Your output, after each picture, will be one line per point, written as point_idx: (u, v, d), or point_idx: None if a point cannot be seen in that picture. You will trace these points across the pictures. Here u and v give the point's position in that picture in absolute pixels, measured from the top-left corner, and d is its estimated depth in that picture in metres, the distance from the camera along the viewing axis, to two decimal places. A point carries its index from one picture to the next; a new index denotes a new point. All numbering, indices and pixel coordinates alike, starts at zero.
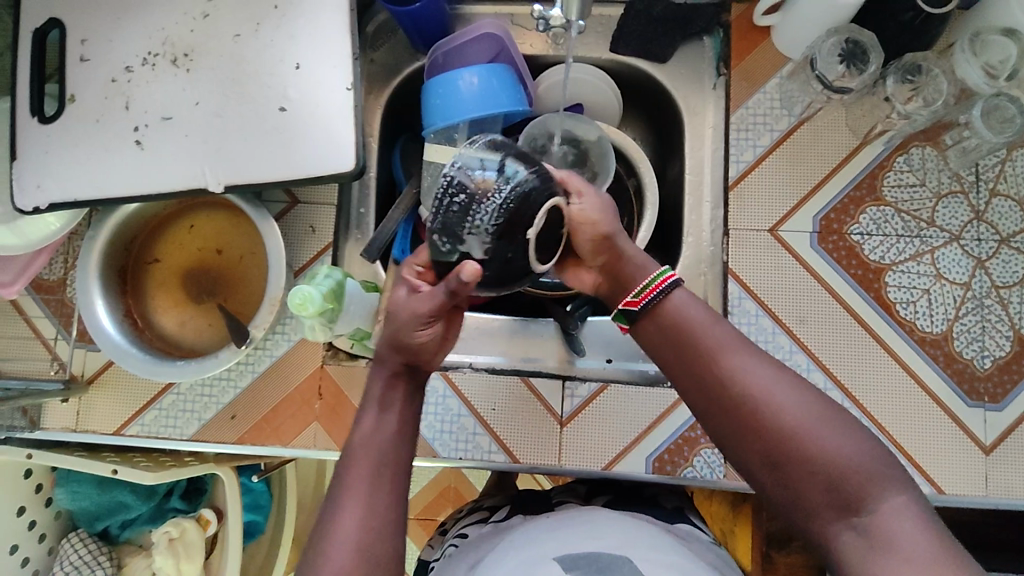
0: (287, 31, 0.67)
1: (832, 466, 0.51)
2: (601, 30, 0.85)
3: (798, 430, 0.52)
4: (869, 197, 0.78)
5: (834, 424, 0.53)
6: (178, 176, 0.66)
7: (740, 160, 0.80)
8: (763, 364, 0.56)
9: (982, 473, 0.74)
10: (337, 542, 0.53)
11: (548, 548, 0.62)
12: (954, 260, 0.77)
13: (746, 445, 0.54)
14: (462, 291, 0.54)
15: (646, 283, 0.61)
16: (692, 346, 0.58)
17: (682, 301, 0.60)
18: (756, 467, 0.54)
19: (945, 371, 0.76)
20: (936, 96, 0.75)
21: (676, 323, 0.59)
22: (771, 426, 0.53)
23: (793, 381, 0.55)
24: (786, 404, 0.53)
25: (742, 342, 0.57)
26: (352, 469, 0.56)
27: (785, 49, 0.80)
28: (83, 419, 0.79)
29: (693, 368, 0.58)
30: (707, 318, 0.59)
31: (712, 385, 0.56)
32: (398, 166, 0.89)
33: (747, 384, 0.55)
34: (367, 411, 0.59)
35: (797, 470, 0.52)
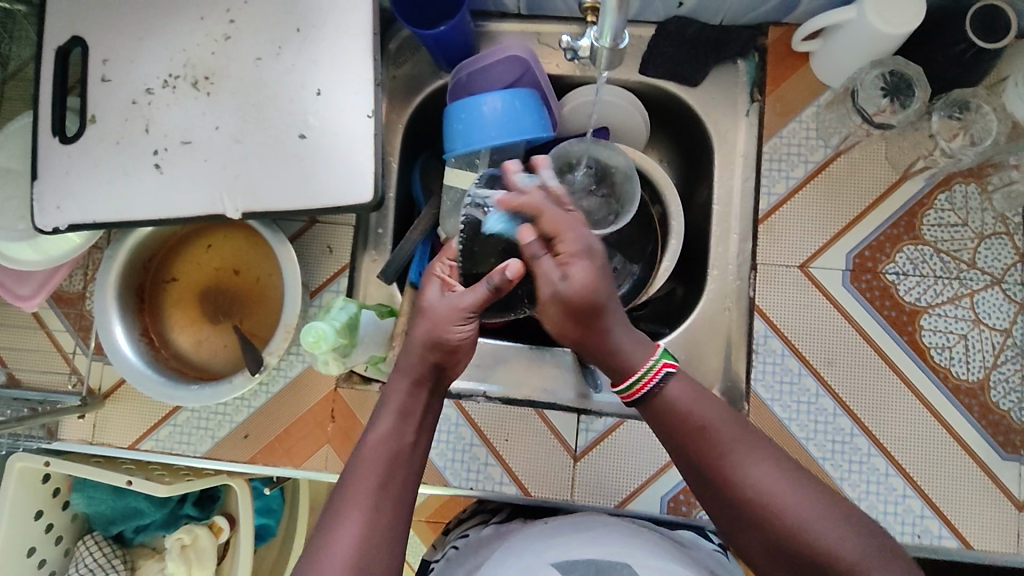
0: (308, 55, 0.66)
1: (838, 564, 0.49)
2: (631, 51, 0.82)
3: (802, 526, 0.50)
4: (907, 235, 0.75)
5: (836, 514, 0.50)
6: (197, 200, 0.66)
7: (771, 192, 0.77)
8: (765, 456, 0.53)
9: (1014, 530, 0.71)
10: (333, 554, 0.51)
11: (547, 556, 0.61)
12: (994, 305, 0.73)
13: (745, 540, 0.52)
14: (506, 287, 0.58)
15: (640, 374, 0.55)
16: (693, 439, 0.54)
17: (679, 385, 0.55)
18: (759, 560, 0.52)
19: (980, 422, 0.72)
20: (985, 135, 0.72)
21: (679, 414, 0.55)
22: (773, 521, 0.50)
23: (797, 473, 0.52)
24: (789, 501, 0.51)
25: (741, 431, 0.54)
26: (357, 479, 0.54)
27: (825, 77, 0.76)
28: (99, 433, 0.80)
29: (694, 464, 0.54)
30: (709, 405, 0.55)
31: (712, 480, 0.53)
32: (418, 185, 0.88)
33: (749, 479, 0.52)
34: (381, 415, 0.58)
35: (802, 564, 0.50)
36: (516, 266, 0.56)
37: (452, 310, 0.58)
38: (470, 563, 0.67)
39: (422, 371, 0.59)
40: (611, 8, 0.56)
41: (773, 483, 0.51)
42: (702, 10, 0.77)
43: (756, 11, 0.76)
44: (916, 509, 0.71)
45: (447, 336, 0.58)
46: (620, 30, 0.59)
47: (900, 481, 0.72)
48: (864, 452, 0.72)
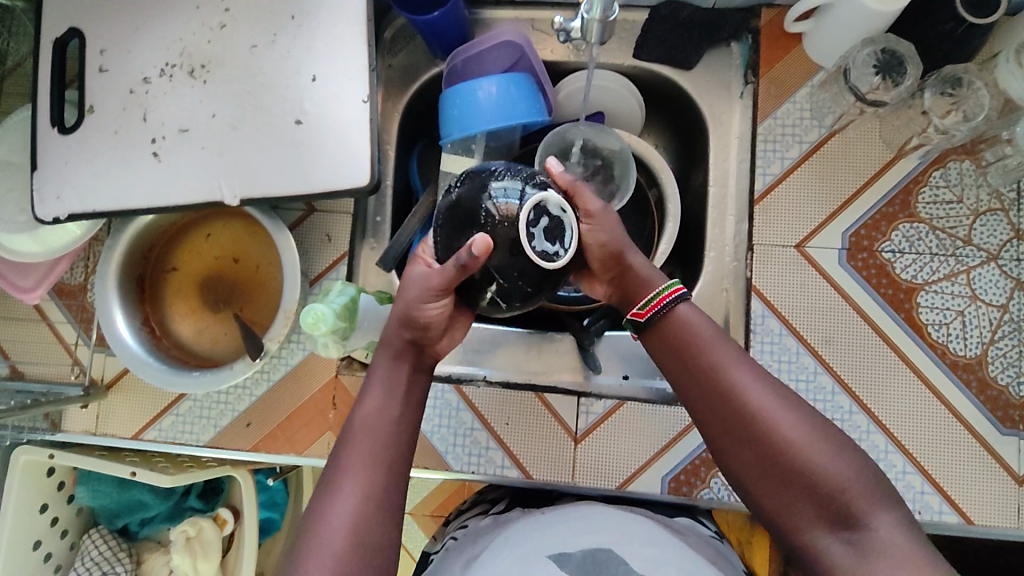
0: (303, 42, 0.66)
1: (829, 484, 0.51)
2: (625, 36, 0.82)
3: (796, 441, 0.52)
4: (902, 213, 0.75)
5: (828, 438, 0.53)
6: (196, 188, 0.66)
7: (767, 172, 0.77)
8: (764, 379, 0.55)
9: (1014, 504, 0.71)
10: (333, 522, 0.54)
11: (546, 544, 0.63)
12: (990, 281, 0.73)
13: (740, 453, 0.54)
14: (473, 266, 0.54)
15: (653, 294, 0.58)
16: (696, 356, 0.56)
17: (689, 314, 0.58)
18: (748, 473, 0.54)
19: (979, 397, 0.72)
20: (977, 110, 0.72)
21: (683, 334, 0.57)
22: (771, 438, 0.53)
23: (793, 398, 0.55)
24: (784, 419, 0.53)
25: (744, 357, 0.57)
26: (349, 451, 0.57)
27: (818, 57, 0.77)
28: (103, 424, 0.81)
29: (698, 381, 0.56)
30: (716, 330, 0.58)
31: (717, 395, 0.55)
32: (415, 174, 0.88)
33: (749, 398, 0.54)
34: (369, 389, 0.60)
35: (793, 483, 0.52)
36: (484, 242, 0.53)
37: (424, 284, 0.58)
38: (468, 553, 0.67)
39: (402, 349, 0.61)
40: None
41: (773, 402, 0.54)
42: None
43: None
44: (916, 485, 0.71)
45: (421, 310, 0.59)
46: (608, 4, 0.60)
47: (900, 458, 0.72)
48: (863, 430, 0.73)
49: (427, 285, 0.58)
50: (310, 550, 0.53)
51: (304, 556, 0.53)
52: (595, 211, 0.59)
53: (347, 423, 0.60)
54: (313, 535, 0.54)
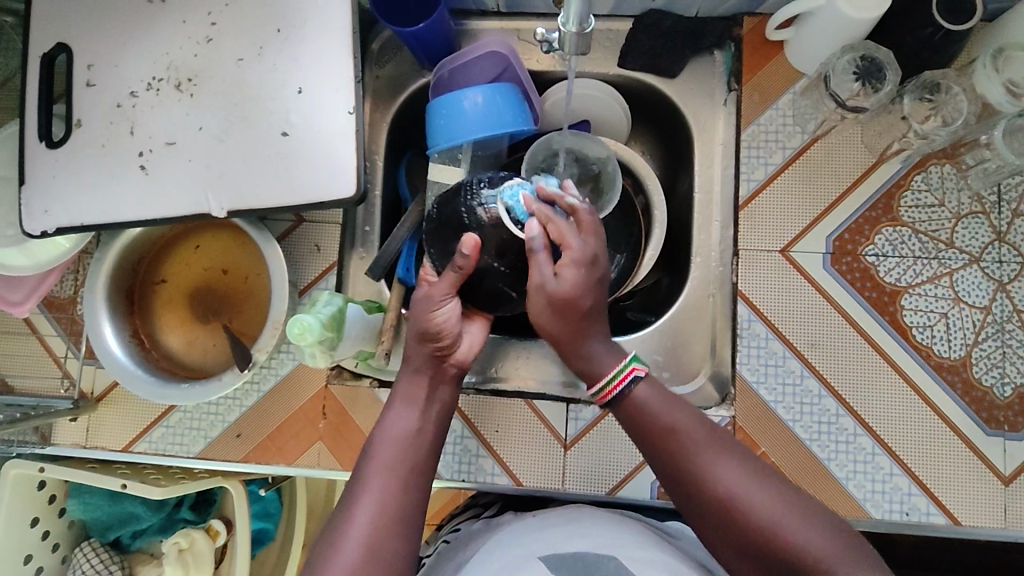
0: (289, 55, 0.67)
1: (806, 560, 0.52)
2: (609, 45, 0.83)
3: (765, 520, 0.53)
4: (885, 218, 0.76)
5: (800, 511, 0.54)
6: (183, 200, 0.67)
7: (751, 178, 0.78)
8: (732, 459, 0.57)
9: (1001, 505, 0.71)
10: (349, 536, 0.54)
11: (535, 547, 0.62)
12: (973, 283, 0.74)
13: (718, 537, 0.56)
14: (467, 266, 0.60)
15: (611, 376, 0.60)
16: (662, 444, 0.58)
17: (648, 396, 0.59)
18: (730, 555, 0.56)
19: (963, 399, 0.73)
20: (956, 115, 0.73)
21: (650, 420, 0.58)
22: (745, 520, 0.54)
23: (764, 475, 0.56)
24: (756, 499, 0.54)
25: (707, 436, 0.58)
26: (370, 464, 0.58)
27: (799, 65, 0.78)
28: (93, 436, 0.81)
29: (668, 469, 0.58)
30: (683, 412, 0.59)
31: (686, 483, 0.57)
32: (404, 183, 0.89)
33: (719, 482, 0.55)
34: (393, 405, 0.61)
35: (772, 561, 0.53)
36: (472, 241, 0.60)
37: (428, 298, 0.62)
38: (460, 557, 0.69)
39: (425, 361, 0.62)
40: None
41: (738, 483, 0.55)
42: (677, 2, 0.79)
43: (728, 3, 0.78)
44: (904, 487, 0.72)
45: (432, 321, 0.61)
46: (585, 15, 0.60)
47: (887, 460, 0.73)
48: (850, 432, 0.73)
49: (429, 300, 0.62)
50: (326, 565, 0.53)
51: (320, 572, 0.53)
52: (575, 253, 0.60)
53: (368, 439, 0.61)
54: (329, 549, 0.54)
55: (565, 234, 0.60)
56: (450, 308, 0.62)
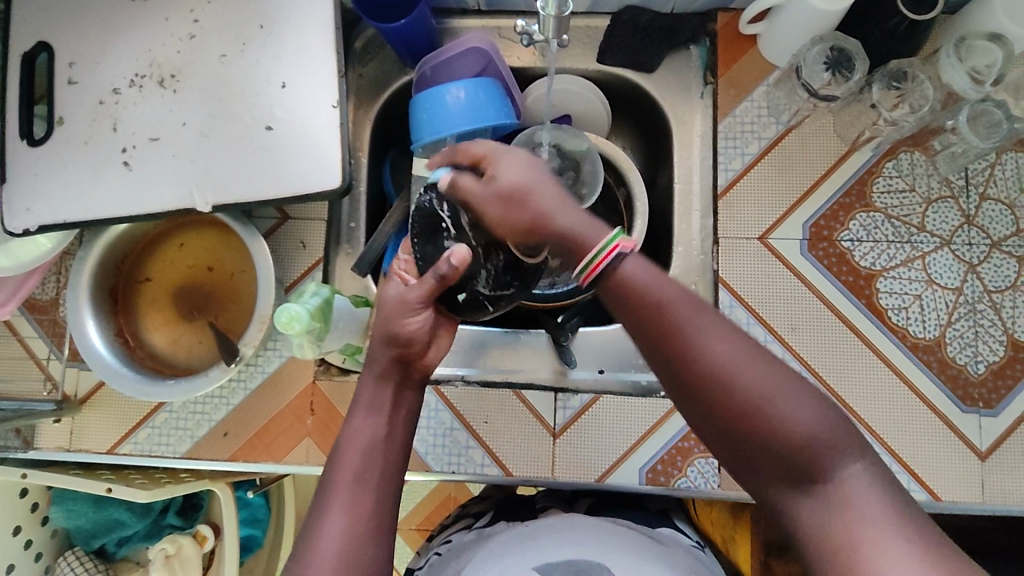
0: (272, 50, 0.68)
1: (795, 442, 0.46)
2: (588, 42, 0.85)
3: (761, 401, 0.46)
4: (859, 203, 0.78)
5: (790, 386, 0.47)
6: (167, 196, 0.67)
7: (729, 168, 0.80)
8: (727, 332, 0.48)
9: (978, 479, 0.73)
10: (321, 549, 0.51)
11: (528, 556, 0.64)
12: (945, 265, 0.77)
13: (702, 420, 0.49)
14: (451, 278, 0.57)
15: (595, 252, 0.50)
16: (641, 302, 0.49)
17: (635, 272, 0.50)
18: (707, 432, 0.49)
19: (939, 377, 0.75)
20: (923, 102, 0.75)
21: (638, 296, 0.50)
22: (730, 396, 0.47)
23: (752, 344, 0.48)
24: (741, 372, 0.47)
25: (698, 307, 0.49)
26: (337, 475, 0.55)
27: (771, 57, 0.80)
28: (77, 439, 0.80)
29: (646, 329, 0.49)
30: (658, 276, 0.50)
31: (670, 355, 0.48)
32: (388, 179, 0.90)
33: (705, 356, 0.47)
34: (359, 411, 0.58)
35: (757, 444, 0.47)
36: (461, 253, 0.56)
37: (402, 302, 0.58)
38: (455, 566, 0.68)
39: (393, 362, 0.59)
40: None
41: (730, 357, 0.47)
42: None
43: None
44: (885, 465, 0.74)
45: (406, 330, 0.57)
46: None
47: (868, 439, 0.74)
48: None
49: (400, 311, 0.57)
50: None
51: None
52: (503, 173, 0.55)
53: (332, 448, 0.58)
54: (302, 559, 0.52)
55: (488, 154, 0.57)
56: (423, 318, 0.58)
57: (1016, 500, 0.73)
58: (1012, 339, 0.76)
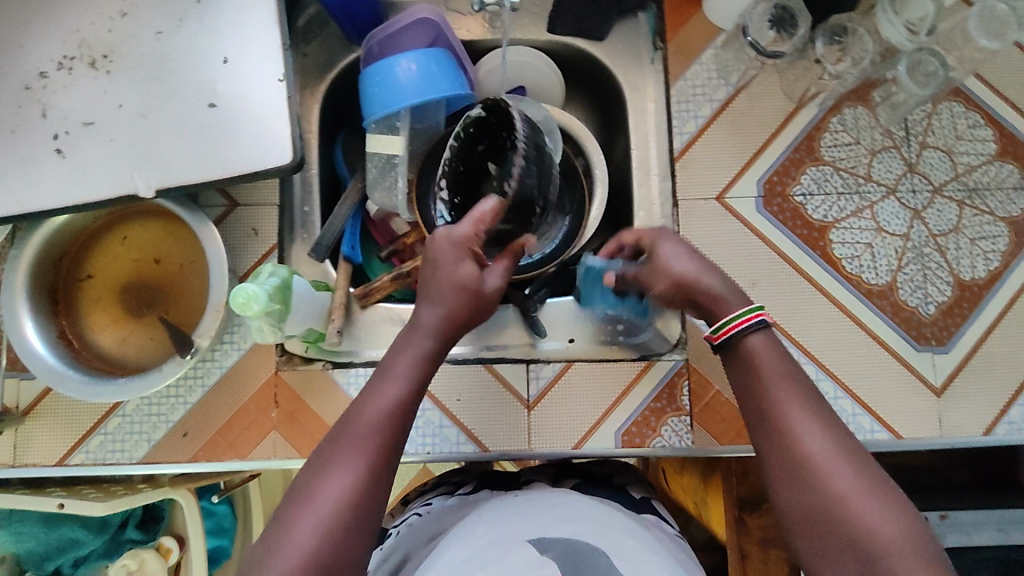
0: (211, 25, 0.64)
1: (870, 540, 0.48)
2: (537, 11, 0.84)
3: (844, 492, 0.49)
4: (808, 158, 0.80)
5: (887, 505, 0.49)
6: (106, 183, 0.63)
7: (683, 131, 0.81)
8: (826, 427, 0.53)
9: (935, 414, 0.77)
10: (309, 514, 0.50)
11: (524, 530, 0.60)
12: (892, 213, 0.80)
13: (787, 495, 0.52)
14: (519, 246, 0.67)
15: (733, 316, 0.59)
16: (755, 388, 0.56)
17: (758, 348, 0.57)
18: (795, 524, 0.51)
19: (894, 320, 0.78)
20: (863, 55, 0.78)
21: (749, 370, 0.57)
22: (816, 483, 0.50)
23: (859, 457, 0.51)
24: (839, 472, 0.50)
25: (806, 398, 0.54)
26: (348, 437, 0.54)
27: (717, 20, 0.81)
28: (24, 452, 0.75)
29: (753, 409, 0.56)
30: (786, 369, 0.57)
31: (770, 433, 0.54)
32: (340, 161, 0.87)
33: (799, 440, 0.52)
34: (399, 364, 0.58)
35: (837, 541, 0.49)
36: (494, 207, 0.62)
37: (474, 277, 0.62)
38: (433, 530, 0.69)
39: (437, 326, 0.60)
40: None
41: (824, 447, 0.51)
42: None
43: None
44: (848, 409, 0.76)
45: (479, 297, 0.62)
46: None
47: (830, 384, 0.76)
48: (795, 362, 0.77)
49: (467, 238, 0.61)
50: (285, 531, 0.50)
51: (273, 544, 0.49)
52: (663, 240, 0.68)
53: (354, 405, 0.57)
54: (297, 509, 0.51)
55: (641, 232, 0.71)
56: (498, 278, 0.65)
57: (970, 431, 0.76)
58: (958, 279, 0.79)
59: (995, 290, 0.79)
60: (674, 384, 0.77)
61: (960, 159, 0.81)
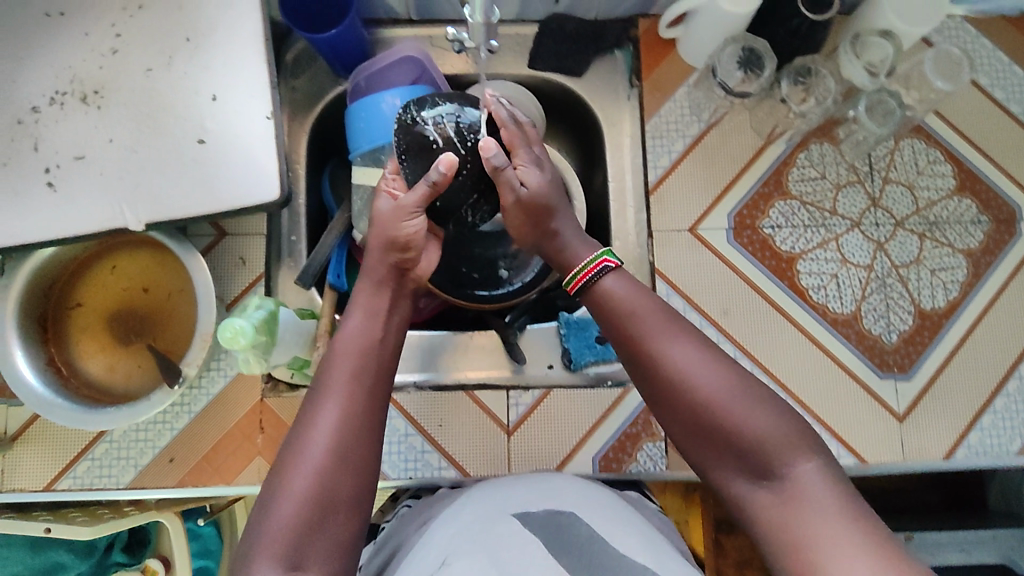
0: (201, 63, 0.67)
1: (745, 437, 0.56)
2: (518, 49, 0.87)
3: (716, 398, 0.57)
4: (777, 192, 0.84)
5: (754, 401, 0.57)
6: (96, 215, 0.64)
7: (657, 165, 0.85)
8: (691, 344, 0.60)
9: (898, 439, 0.80)
10: (316, 441, 0.59)
11: (507, 504, 0.63)
12: (856, 245, 0.83)
13: (672, 412, 0.59)
14: (444, 183, 0.67)
15: (581, 267, 0.65)
16: (625, 323, 0.62)
17: (611, 285, 0.63)
18: (682, 440, 0.60)
19: (858, 348, 0.81)
20: (826, 95, 0.81)
21: (617, 304, 0.63)
22: (692, 396, 0.58)
23: (721, 365, 0.59)
24: (706, 382, 0.58)
25: (669, 324, 0.61)
26: (332, 369, 0.63)
27: (690, 59, 0.85)
28: (11, 477, 0.76)
29: (626, 344, 0.62)
30: (643, 299, 0.63)
31: (643, 363, 0.60)
32: (328, 191, 0.89)
33: (667, 362, 0.59)
34: (352, 317, 0.67)
35: (720, 443, 0.57)
36: (448, 160, 0.65)
37: (400, 210, 0.67)
38: (424, 515, 0.69)
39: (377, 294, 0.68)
40: None
41: (690, 362, 0.59)
42: (577, 6, 0.85)
43: (623, 6, 0.85)
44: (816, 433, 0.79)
45: (403, 232, 0.67)
46: None
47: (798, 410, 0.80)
48: None
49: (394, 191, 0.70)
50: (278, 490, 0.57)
51: (268, 505, 0.57)
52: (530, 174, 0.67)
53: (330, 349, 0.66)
54: (285, 470, 0.58)
55: (514, 140, 0.68)
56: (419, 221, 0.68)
57: (931, 454, 0.80)
58: (919, 309, 0.83)
59: (954, 319, 0.83)
60: (650, 411, 0.80)
61: (921, 194, 0.85)
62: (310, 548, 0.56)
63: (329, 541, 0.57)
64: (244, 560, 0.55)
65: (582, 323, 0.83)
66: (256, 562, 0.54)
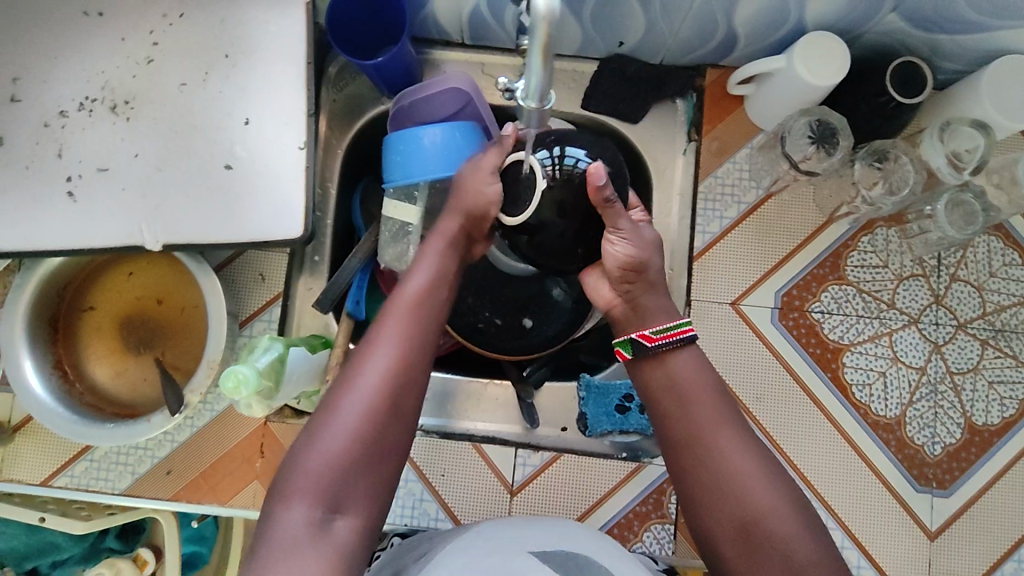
0: (236, 83, 0.64)
1: (793, 554, 0.53)
2: (573, 86, 0.82)
3: (770, 510, 0.54)
4: (832, 276, 0.78)
5: (808, 523, 0.55)
6: (113, 230, 0.62)
7: (706, 230, 0.79)
8: (750, 444, 0.58)
9: (926, 559, 0.74)
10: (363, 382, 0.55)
11: (522, 539, 0.61)
12: (911, 345, 0.77)
13: (714, 509, 0.56)
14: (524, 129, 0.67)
15: (665, 327, 0.62)
16: (688, 406, 0.59)
17: (688, 361, 0.61)
18: (725, 542, 0.55)
19: (897, 456, 0.76)
20: (902, 184, 0.75)
21: (677, 386, 0.61)
22: (744, 497, 0.55)
23: (781, 479, 0.57)
24: (765, 492, 0.55)
25: (732, 418, 0.59)
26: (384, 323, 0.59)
27: (758, 120, 0.78)
28: (9, 468, 0.76)
29: (684, 427, 0.59)
30: (710, 387, 0.61)
31: (700, 452, 0.58)
32: (358, 212, 0.86)
33: (728, 460, 0.57)
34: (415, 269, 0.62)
35: (765, 555, 0.53)
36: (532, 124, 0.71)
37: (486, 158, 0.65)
38: (421, 548, 0.66)
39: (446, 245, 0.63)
40: (534, 64, 0.44)
41: (748, 463, 0.56)
42: (641, 50, 0.79)
43: (692, 54, 0.78)
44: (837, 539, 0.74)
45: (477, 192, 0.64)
46: (547, 90, 0.47)
47: (821, 511, 0.74)
48: None
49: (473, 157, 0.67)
50: (328, 420, 0.54)
51: (313, 436, 0.54)
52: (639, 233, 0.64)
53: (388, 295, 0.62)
54: (336, 403, 0.55)
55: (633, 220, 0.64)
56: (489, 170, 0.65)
57: None
58: (969, 423, 0.76)
59: (1006, 438, 0.76)
60: (663, 491, 0.76)
61: (989, 297, 0.77)
62: (351, 490, 0.52)
63: (370, 482, 0.53)
64: (279, 496, 0.52)
65: (602, 387, 0.78)
66: (292, 497, 0.51)
